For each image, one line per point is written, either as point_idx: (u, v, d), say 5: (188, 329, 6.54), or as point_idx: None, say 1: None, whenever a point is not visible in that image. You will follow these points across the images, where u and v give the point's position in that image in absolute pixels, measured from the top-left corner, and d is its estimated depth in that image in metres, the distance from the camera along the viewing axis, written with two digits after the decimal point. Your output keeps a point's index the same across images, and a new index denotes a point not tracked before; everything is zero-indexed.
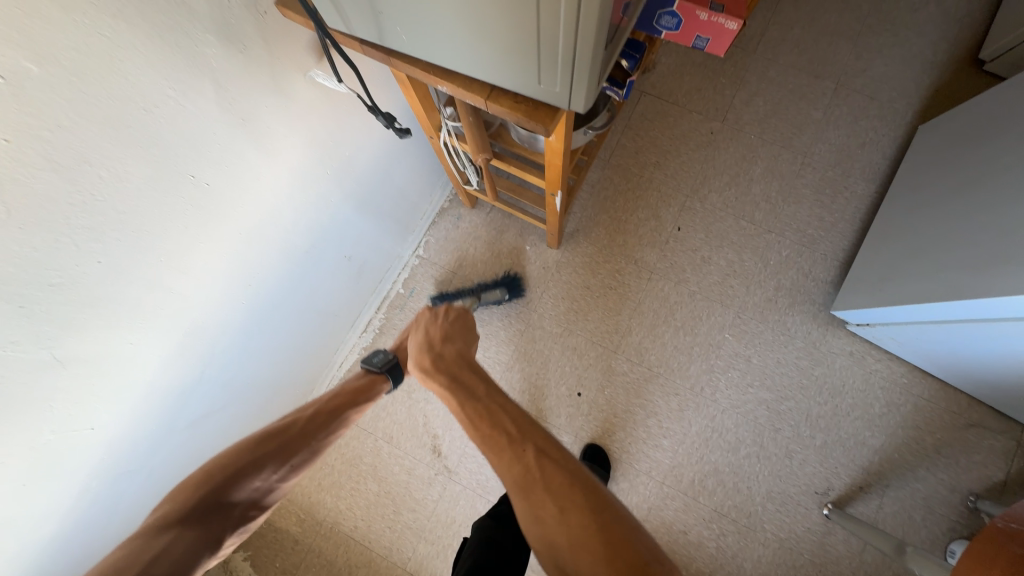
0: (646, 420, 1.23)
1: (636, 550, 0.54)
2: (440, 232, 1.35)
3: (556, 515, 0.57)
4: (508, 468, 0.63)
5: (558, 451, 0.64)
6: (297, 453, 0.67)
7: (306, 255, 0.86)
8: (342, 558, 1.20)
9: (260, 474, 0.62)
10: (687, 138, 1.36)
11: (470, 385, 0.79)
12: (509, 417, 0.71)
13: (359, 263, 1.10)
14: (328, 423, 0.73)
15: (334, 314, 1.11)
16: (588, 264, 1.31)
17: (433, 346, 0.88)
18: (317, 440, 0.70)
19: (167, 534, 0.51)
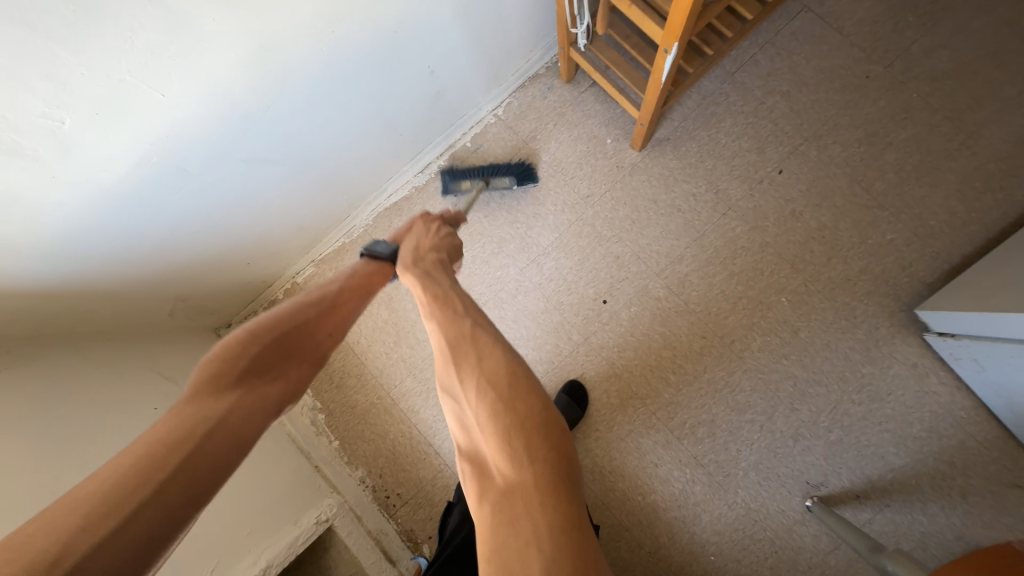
0: (661, 351, 1.17)
1: (534, 398, 0.55)
2: (526, 98, 1.28)
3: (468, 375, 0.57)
4: (439, 335, 0.64)
5: (489, 328, 0.64)
6: (332, 325, 0.65)
7: (394, 36, 0.84)
8: (339, 363, 1.30)
9: (298, 342, 0.61)
10: (835, 75, 1.15)
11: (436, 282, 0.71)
12: (455, 293, 0.69)
13: (440, 85, 1.06)
14: (356, 300, 0.69)
15: (400, 129, 1.11)
16: (665, 178, 1.20)
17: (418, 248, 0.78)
18: (350, 315, 0.68)
19: (227, 397, 0.52)
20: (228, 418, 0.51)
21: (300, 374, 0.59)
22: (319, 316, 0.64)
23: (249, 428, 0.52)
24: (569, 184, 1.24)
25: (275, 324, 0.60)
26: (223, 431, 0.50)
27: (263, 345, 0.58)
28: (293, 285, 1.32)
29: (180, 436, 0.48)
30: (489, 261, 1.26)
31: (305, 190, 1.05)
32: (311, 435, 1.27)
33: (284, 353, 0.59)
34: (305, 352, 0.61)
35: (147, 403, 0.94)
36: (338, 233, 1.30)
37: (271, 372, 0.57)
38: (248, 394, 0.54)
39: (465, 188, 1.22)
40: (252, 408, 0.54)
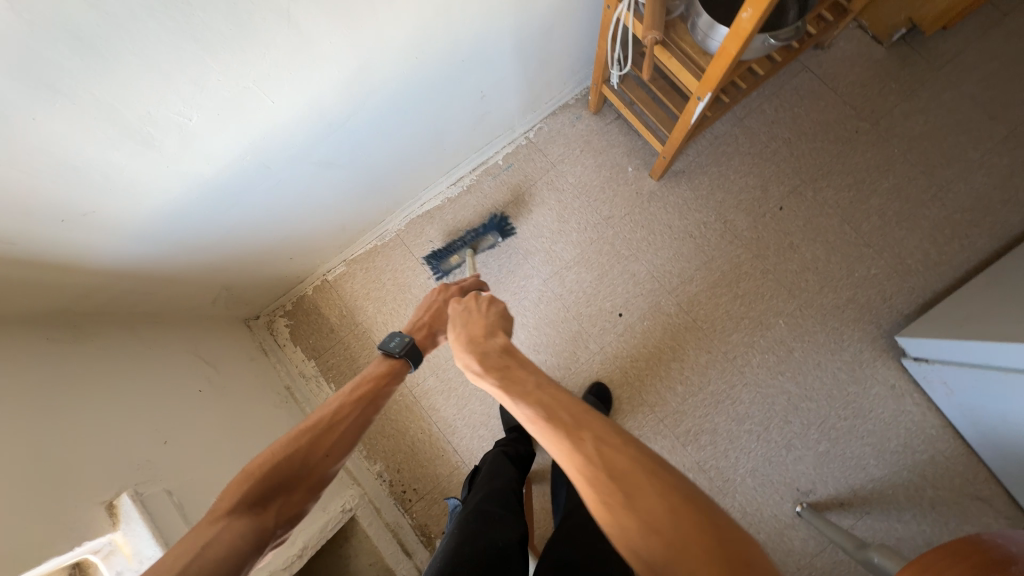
0: (670, 363, 1.27)
1: (711, 530, 0.47)
2: (556, 125, 1.40)
3: (629, 513, 0.49)
4: (570, 461, 0.53)
5: (623, 441, 0.54)
6: (331, 446, 0.64)
7: (460, 63, 0.95)
8: (363, 359, 1.34)
9: (294, 469, 0.61)
10: (829, 127, 1.32)
11: (521, 379, 0.63)
12: (560, 395, 0.60)
13: (486, 108, 1.17)
14: (357, 414, 0.68)
15: (444, 145, 1.20)
16: (680, 206, 1.33)
17: (479, 341, 0.70)
18: (350, 433, 0.66)
19: (207, 538, 0.53)
20: (210, 554, 0.52)
21: (291, 502, 0.60)
22: (316, 440, 0.63)
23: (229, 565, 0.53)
24: (592, 205, 1.35)
25: (271, 453, 0.60)
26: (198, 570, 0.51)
27: (254, 477, 0.58)
28: (323, 283, 1.38)
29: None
30: (515, 271, 1.34)
31: (354, 194, 1.12)
32: None
33: (275, 484, 0.59)
34: (299, 479, 0.61)
35: (192, 386, 0.97)
36: (371, 235, 1.37)
37: (261, 504, 0.58)
38: (232, 528, 0.55)
39: (454, 262, 1.35)
40: (238, 544, 0.54)
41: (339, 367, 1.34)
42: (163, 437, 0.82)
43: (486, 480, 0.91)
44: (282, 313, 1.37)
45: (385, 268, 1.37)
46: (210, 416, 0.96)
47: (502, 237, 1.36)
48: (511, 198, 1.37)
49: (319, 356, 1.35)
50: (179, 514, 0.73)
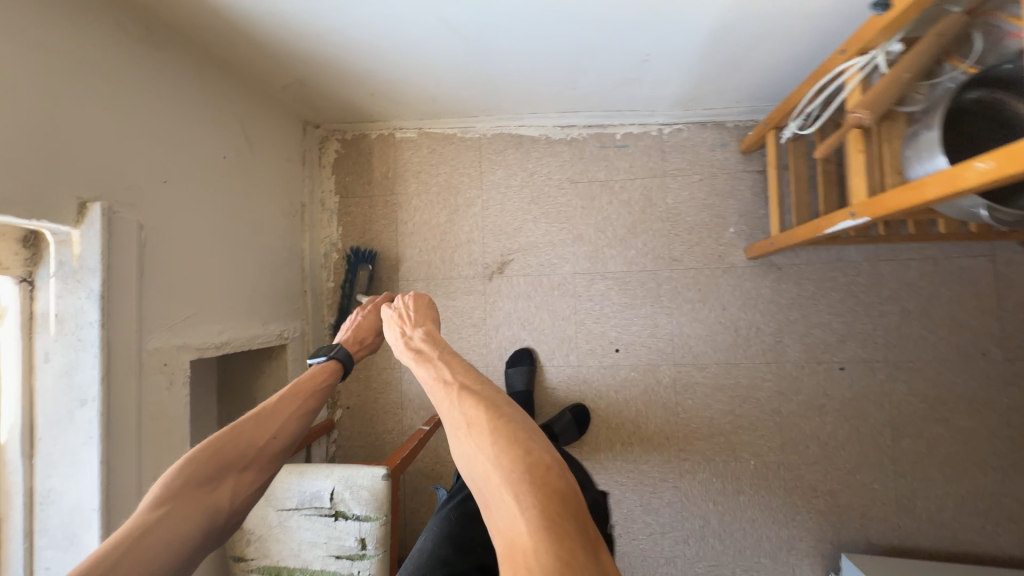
0: (625, 422, 1.20)
1: (526, 448, 0.53)
2: (696, 138, 1.22)
3: (465, 434, 0.56)
4: (440, 407, 0.61)
5: (485, 388, 0.62)
6: (275, 431, 0.73)
7: (642, 13, 0.80)
8: (377, 226, 1.33)
9: (238, 454, 0.67)
10: (958, 330, 1.10)
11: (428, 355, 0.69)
12: (454, 361, 0.67)
13: (639, 75, 1.01)
14: (301, 402, 0.78)
15: (574, 84, 1.07)
16: (748, 297, 1.18)
17: (405, 334, 0.75)
18: (291, 421, 0.76)
19: (164, 519, 0.57)
20: (169, 536, 0.57)
21: (239, 486, 0.66)
22: (262, 428, 0.71)
23: (175, 546, 0.57)
24: (668, 237, 1.22)
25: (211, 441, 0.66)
26: (163, 551, 0.55)
27: (197, 463, 0.63)
28: (388, 136, 1.33)
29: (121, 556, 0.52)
30: (554, 245, 1.26)
31: (458, 73, 1.03)
32: (317, 262, 1.33)
33: (228, 464, 0.66)
34: (245, 461, 0.68)
35: (220, 148, 0.97)
36: (456, 124, 1.29)
37: (211, 485, 0.63)
38: (184, 511, 0.59)
39: None
40: (193, 522, 0.60)
41: (355, 218, 1.34)
42: (164, 176, 0.83)
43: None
44: (340, 138, 1.35)
45: (448, 162, 1.31)
46: (220, 184, 0.97)
47: (567, 207, 1.26)
48: (600, 177, 1.25)
49: (345, 197, 1.34)
50: (135, 249, 0.76)
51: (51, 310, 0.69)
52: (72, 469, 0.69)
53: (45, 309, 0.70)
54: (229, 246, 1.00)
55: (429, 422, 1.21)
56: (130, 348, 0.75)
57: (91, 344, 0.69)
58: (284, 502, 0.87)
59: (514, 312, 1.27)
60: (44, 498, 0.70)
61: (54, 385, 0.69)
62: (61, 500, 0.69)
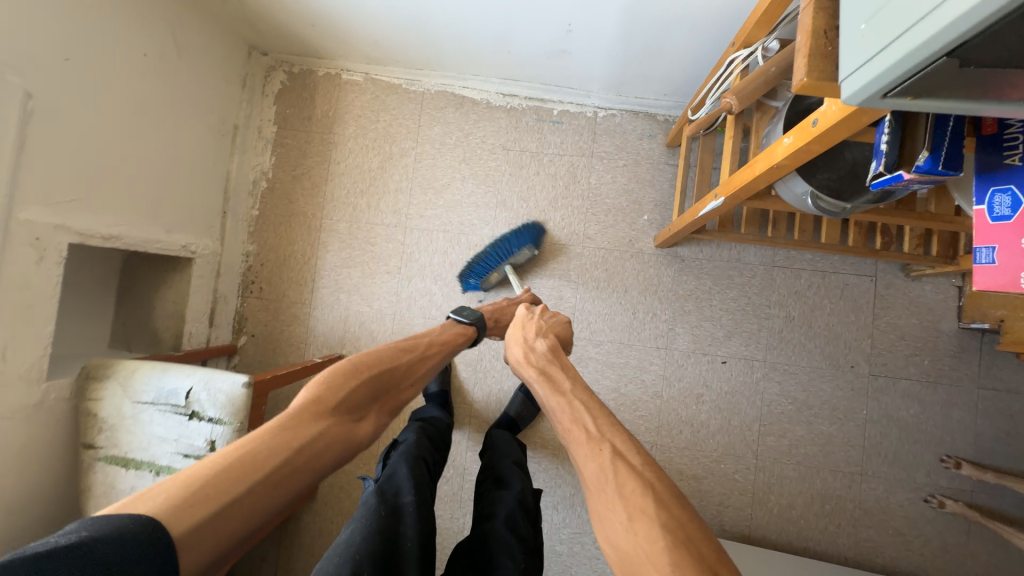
0: (517, 386, 1.23)
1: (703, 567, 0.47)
2: (627, 124, 1.26)
3: (628, 529, 0.51)
4: (584, 466, 0.58)
5: (643, 465, 0.57)
6: (412, 377, 0.80)
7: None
8: (311, 161, 1.34)
9: (381, 393, 0.75)
10: (833, 342, 1.17)
11: (558, 385, 0.70)
12: (594, 409, 0.65)
13: (568, 47, 1.05)
14: (439, 359, 0.86)
15: (509, 46, 1.10)
16: (650, 283, 1.23)
17: (527, 341, 0.80)
18: (428, 370, 0.83)
19: (317, 425, 0.64)
20: (316, 443, 0.62)
21: (376, 421, 0.73)
22: (402, 375, 0.78)
23: (322, 461, 0.62)
24: (587, 216, 1.26)
25: (366, 373, 0.73)
26: (308, 455, 0.61)
27: (351, 387, 0.71)
28: (335, 75, 1.34)
29: (275, 448, 0.58)
30: (479, 206, 1.29)
31: (396, 14, 1.05)
32: (243, 188, 1.33)
33: (371, 396, 0.73)
34: (386, 401, 0.76)
35: (142, 45, 0.98)
36: (403, 74, 1.31)
37: (356, 416, 0.70)
38: (333, 428, 0.66)
39: (493, 279, 1.21)
40: (338, 436, 0.66)
41: (289, 150, 1.35)
42: (65, 53, 0.83)
43: (406, 461, 0.82)
44: (288, 69, 1.35)
45: (389, 110, 1.33)
46: (136, 80, 0.97)
47: (496, 172, 1.29)
48: (532, 148, 1.29)
49: (283, 128, 1.35)
50: (18, 116, 0.76)
51: None
52: None
53: None
54: (138, 144, 1.01)
55: (327, 358, 1.23)
56: None
57: None
58: (141, 395, 0.88)
59: (429, 266, 1.29)
60: None
61: None
62: None
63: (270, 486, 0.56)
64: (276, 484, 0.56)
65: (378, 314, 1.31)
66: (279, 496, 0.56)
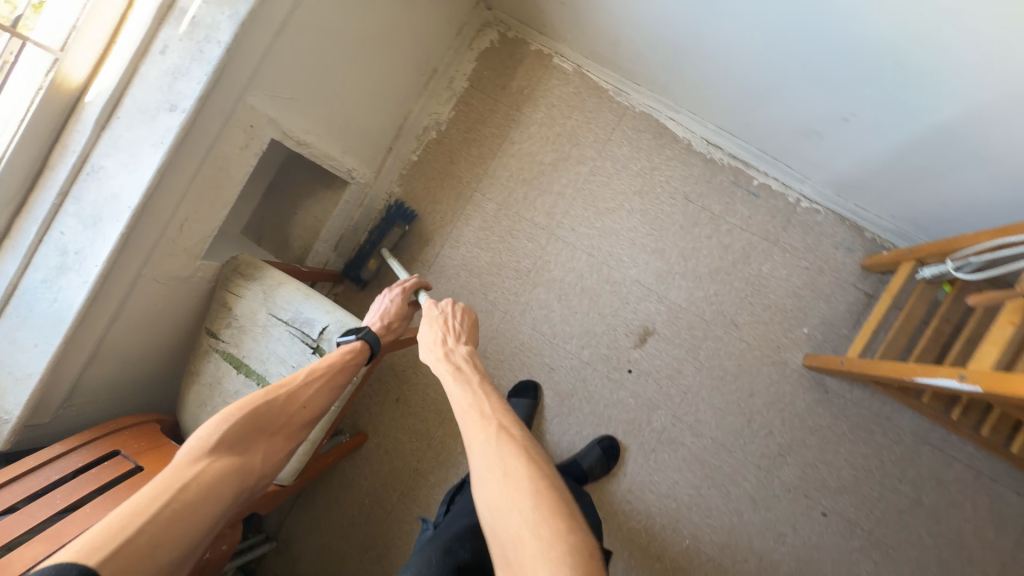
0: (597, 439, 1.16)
1: (567, 519, 0.55)
2: (827, 227, 1.13)
3: (500, 480, 0.59)
4: (474, 439, 0.64)
5: (522, 435, 0.65)
6: (303, 399, 0.76)
7: (927, 58, 0.70)
8: (486, 130, 1.29)
9: (270, 419, 0.73)
10: (955, 549, 1.03)
11: (469, 379, 0.73)
12: (488, 391, 0.71)
13: (824, 132, 0.94)
14: (331, 372, 0.79)
15: (756, 104, 1.00)
16: (778, 399, 1.12)
17: (445, 339, 0.81)
18: (325, 386, 0.78)
19: (193, 471, 0.63)
20: (196, 487, 0.62)
21: (271, 448, 0.72)
22: (290, 397, 0.74)
23: (214, 500, 0.63)
24: (741, 302, 1.15)
25: (251, 402, 0.71)
26: (194, 498, 0.61)
27: (231, 426, 0.68)
28: (546, 55, 1.27)
29: (150, 503, 0.57)
30: (633, 245, 1.20)
31: (660, 22, 0.96)
32: (414, 130, 1.30)
33: (258, 427, 0.71)
34: (277, 429, 0.73)
35: None
36: (615, 82, 1.23)
37: (243, 447, 0.69)
38: (216, 470, 0.65)
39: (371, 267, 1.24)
40: (223, 476, 0.65)
41: (471, 110, 1.29)
42: None
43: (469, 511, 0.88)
44: (502, 31, 1.29)
45: (584, 111, 1.25)
46: None
47: (667, 218, 1.20)
48: (714, 210, 1.18)
49: (473, 87, 1.29)
50: (287, 6, 0.74)
51: (192, 9, 0.68)
52: (129, 160, 0.68)
53: (186, 7, 0.68)
54: (358, 61, 0.98)
55: None
56: (232, 89, 0.73)
57: (206, 60, 0.67)
58: (275, 310, 0.87)
59: (558, 281, 1.23)
60: (91, 171, 0.69)
61: (157, 77, 0.68)
62: (106, 181, 0.69)
63: (158, 536, 0.56)
64: (164, 534, 0.56)
65: (489, 305, 1.26)
66: (178, 537, 0.58)
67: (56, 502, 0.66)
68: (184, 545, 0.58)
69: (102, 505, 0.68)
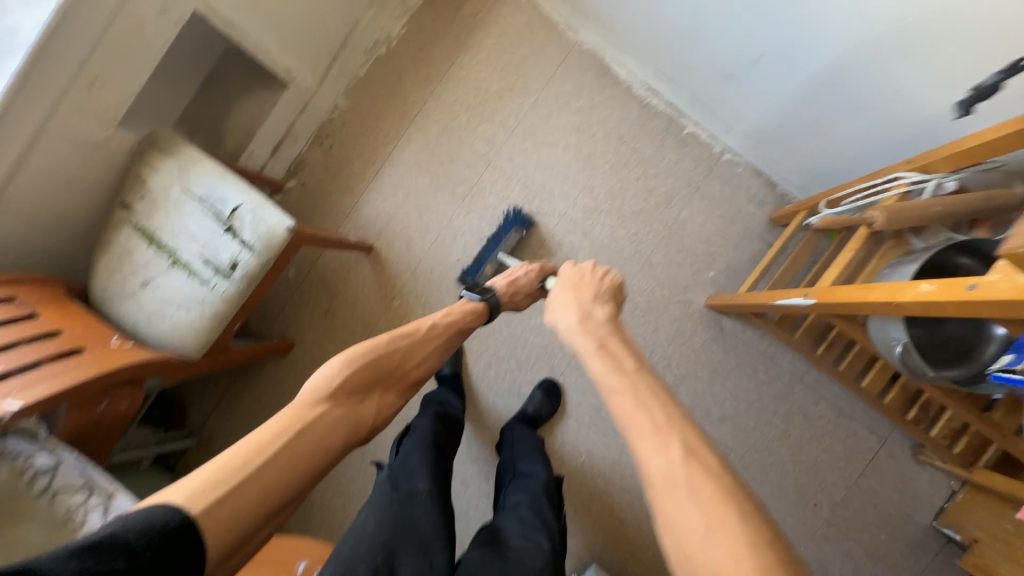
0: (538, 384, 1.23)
1: None
2: (744, 179, 1.21)
3: (702, 532, 0.40)
4: (642, 449, 0.47)
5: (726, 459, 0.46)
6: (414, 357, 0.75)
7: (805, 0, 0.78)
8: (435, 52, 1.29)
9: (388, 371, 0.71)
10: (810, 473, 1.16)
11: (620, 359, 0.57)
12: (655, 385, 0.53)
13: (737, 76, 1.00)
14: (440, 338, 0.80)
15: (684, 45, 1.04)
16: (679, 335, 1.21)
17: (584, 305, 0.71)
18: (431, 347, 0.78)
19: (314, 411, 0.60)
20: (317, 425, 0.59)
21: (385, 403, 0.70)
22: (409, 351, 0.74)
23: (331, 443, 0.60)
24: (659, 244, 1.23)
25: (371, 350, 0.69)
26: (312, 438, 0.58)
27: (354, 371, 0.66)
28: None
29: (274, 436, 0.55)
30: (566, 181, 1.25)
31: None
32: (363, 44, 1.29)
33: (376, 379, 0.69)
34: (390, 384, 0.71)
35: None
36: (566, 16, 1.24)
37: (361, 396, 0.66)
38: (335, 412, 0.62)
39: (488, 271, 1.20)
40: (340, 421, 0.62)
41: (422, 29, 1.29)
42: None
43: (422, 451, 0.85)
44: None
45: (533, 44, 1.26)
46: None
47: (600, 157, 1.24)
48: (645, 154, 1.23)
49: (426, 6, 1.28)
50: None
51: None
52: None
53: None
54: None
55: (358, 243, 1.23)
56: None
57: None
58: (191, 187, 0.88)
59: (491, 209, 1.27)
60: None
61: None
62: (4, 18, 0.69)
63: (280, 470, 0.54)
64: (286, 469, 0.54)
65: (422, 227, 1.29)
66: (300, 473, 0.55)
67: None
68: (303, 484, 0.56)
69: None
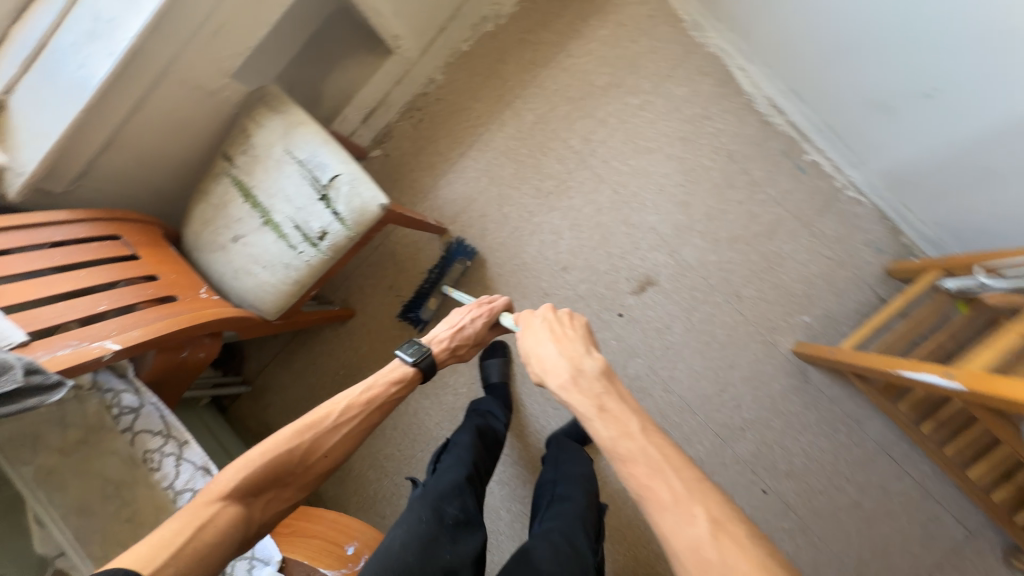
0: None
1: None
2: (864, 221, 1.08)
3: None
4: (676, 533, 0.51)
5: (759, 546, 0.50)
6: (319, 450, 0.68)
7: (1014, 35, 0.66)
8: (545, 35, 1.21)
9: (288, 470, 0.65)
10: (877, 551, 1.06)
11: (623, 423, 0.61)
12: (666, 451, 0.58)
13: (892, 107, 0.88)
14: (351, 425, 0.71)
15: (832, 64, 0.93)
16: (757, 377, 1.12)
17: (576, 359, 0.68)
18: (338, 436, 0.70)
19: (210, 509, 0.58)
20: (206, 533, 0.56)
21: (280, 502, 0.65)
22: (314, 443, 0.67)
23: (216, 554, 0.56)
24: (753, 276, 1.13)
25: (270, 450, 0.64)
26: (197, 548, 0.55)
27: (250, 471, 0.62)
28: None
29: (167, 543, 0.54)
30: (661, 193, 1.16)
31: None
32: (471, 18, 1.23)
33: (274, 479, 0.64)
34: (294, 480, 0.66)
35: None
36: (695, 14, 1.14)
37: (254, 497, 0.62)
38: (226, 516, 0.58)
39: (430, 308, 1.24)
40: (233, 528, 0.59)
41: (536, 9, 1.21)
42: None
43: (457, 468, 0.83)
44: None
45: (652, 39, 1.16)
46: None
47: (704, 172, 1.15)
48: (755, 175, 1.12)
49: None
50: None
51: None
52: None
53: None
54: None
55: (436, 224, 1.20)
56: None
57: None
58: (292, 150, 0.86)
59: (576, 210, 1.20)
60: None
61: None
62: None
63: None
64: None
65: (500, 218, 1.24)
66: None
67: (51, 258, 0.69)
68: None
69: (96, 275, 0.71)
